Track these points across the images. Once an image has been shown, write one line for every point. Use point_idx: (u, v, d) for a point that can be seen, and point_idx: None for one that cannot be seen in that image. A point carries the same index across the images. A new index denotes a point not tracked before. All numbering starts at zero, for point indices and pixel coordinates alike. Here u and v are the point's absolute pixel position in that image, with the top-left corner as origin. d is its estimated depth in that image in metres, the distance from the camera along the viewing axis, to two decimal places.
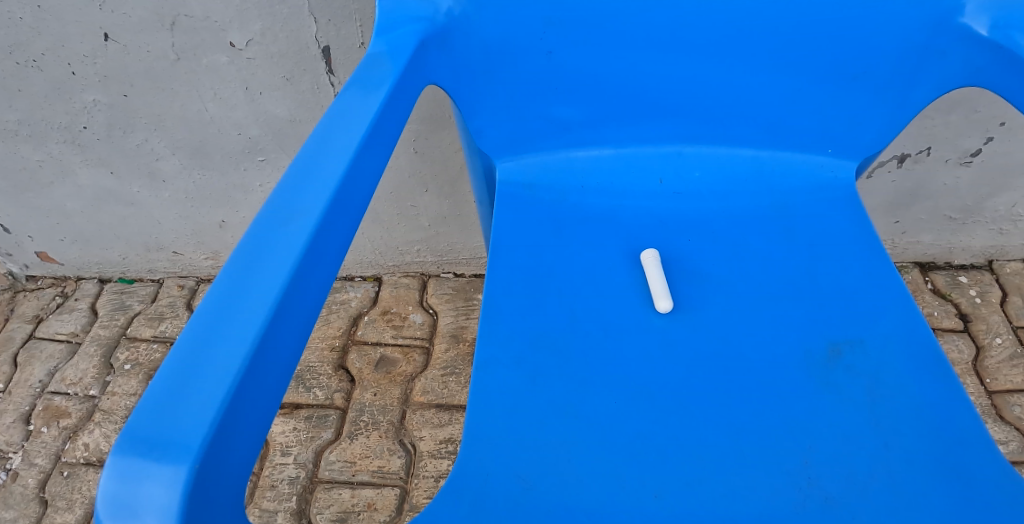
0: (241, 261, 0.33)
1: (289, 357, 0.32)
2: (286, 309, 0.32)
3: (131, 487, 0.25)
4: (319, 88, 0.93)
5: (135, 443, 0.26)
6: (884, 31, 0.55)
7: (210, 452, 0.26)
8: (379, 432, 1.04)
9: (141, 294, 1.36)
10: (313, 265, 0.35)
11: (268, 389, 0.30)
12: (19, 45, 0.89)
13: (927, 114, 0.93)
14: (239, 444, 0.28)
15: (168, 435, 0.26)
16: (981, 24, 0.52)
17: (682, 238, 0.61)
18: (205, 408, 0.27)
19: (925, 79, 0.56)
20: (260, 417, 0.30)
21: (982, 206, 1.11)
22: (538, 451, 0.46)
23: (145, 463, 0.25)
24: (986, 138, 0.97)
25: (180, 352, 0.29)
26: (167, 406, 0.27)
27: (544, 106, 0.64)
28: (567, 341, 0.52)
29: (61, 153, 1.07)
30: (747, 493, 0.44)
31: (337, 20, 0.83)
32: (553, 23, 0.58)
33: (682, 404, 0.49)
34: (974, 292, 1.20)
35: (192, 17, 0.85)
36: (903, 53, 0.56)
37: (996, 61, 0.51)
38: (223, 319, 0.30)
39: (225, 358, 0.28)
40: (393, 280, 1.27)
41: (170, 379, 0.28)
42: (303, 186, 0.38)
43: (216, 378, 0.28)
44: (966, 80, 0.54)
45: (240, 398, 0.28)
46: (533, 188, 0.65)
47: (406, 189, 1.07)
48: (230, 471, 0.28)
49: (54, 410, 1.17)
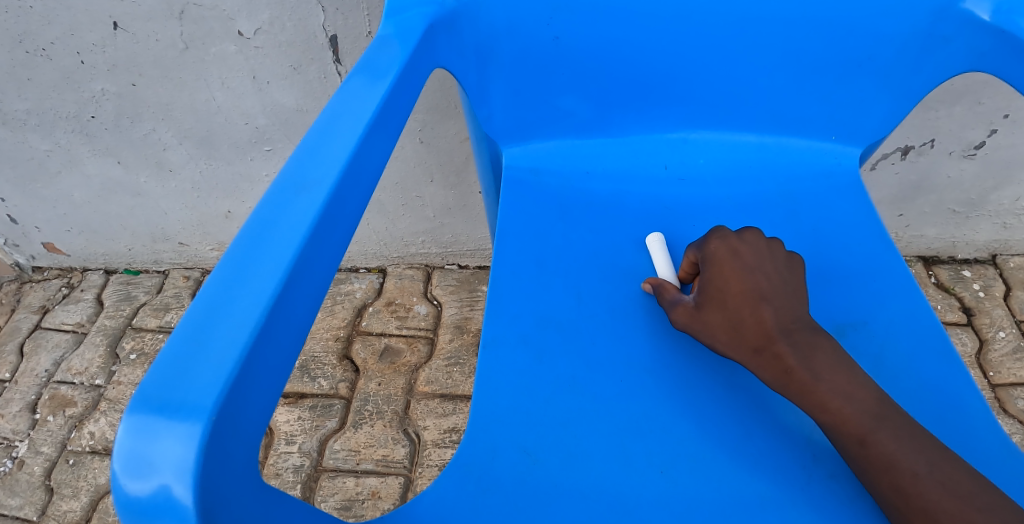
0: (258, 227, 0.34)
1: (302, 322, 0.33)
2: (299, 275, 0.32)
3: (147, 443, 0.25)
4: (327, 77, 0.93)
5: (150, 402, 0.26)
6: (892, 20, 0.56)
7: (226, 410, 0.27)
8: (384, 422, 1.04)
9: (147, 285, 1.37)
10: (325, 235, 0.35)
11: (283, 351, 0.31)
12: (29, 34, 0.90)
13: (931, 106, 0.94)
14: (254, 402, 0.29)
15: (183, 393, 0.26)
16: (984, 9, 0.52)
17: (686, 223, 0.62)
18: (221, 366, 0.27)
19: (930, 66, 0.57)
20: (273, 380, 0.30)
21: (985, 200, 1.11)
22: (544, 427, 0.46)
23: (161, 420, 0.25)
24: (990, 130, 0.97)
25: (195, 313, 0.29)
26: (182, 363, 0.27)
27: (551, 93, 0.64)
28: (572, 322, 0.52)
29: (68, 143, 1.08)
30: (753, 469, 0.44)
31: (345, 9, 0.83)
32: (561, 9, 0.59)
33: (686, 383, 0.49)
34: (977, 286, 1.20)
35: (201, 5, 0.85)
36: (906, 40, 0.56)
37: (1000, 46, 0.52)
38: (240, 283, 0.30)
39: (241, 319, 0.29)
40: (398, 272, 1.27)
41: (186, 338, 0.28)
42: (316, 159, 0.39)
43: (231, 338, 0.28)
44: (970, 66, 0.55)
45: (255, 356, 0.29)
46: (539, 173, 0.66)
47: (412, 180, 1.08)
48: (247, 428, 0.28)
49: (61, 399, 1.18)
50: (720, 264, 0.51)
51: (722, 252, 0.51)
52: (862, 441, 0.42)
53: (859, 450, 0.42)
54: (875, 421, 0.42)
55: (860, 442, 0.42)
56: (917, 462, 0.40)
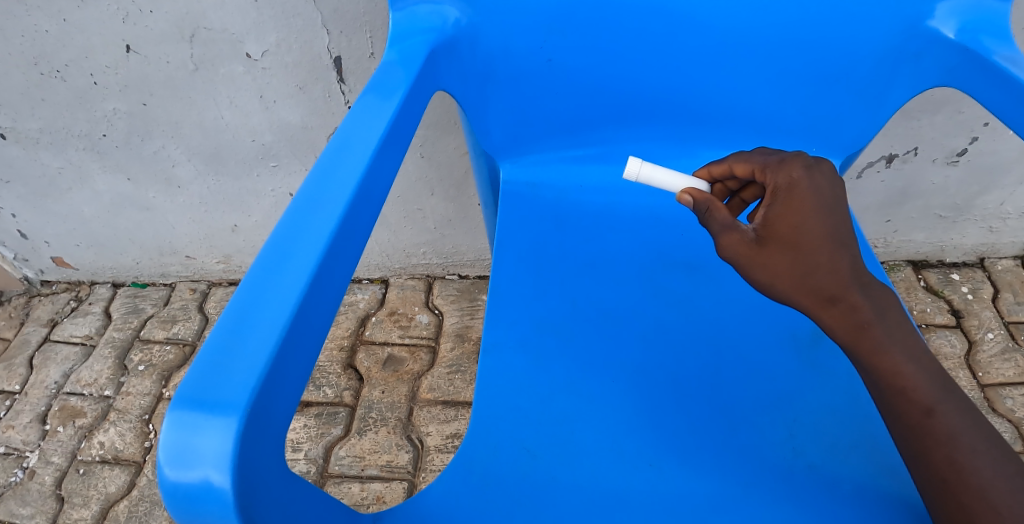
0: (282, 240, 0.37)
1: (322, 326, 0.36)
2: (320, 283, 0.35)
3: (190, 434, 0.28)
4: (331, 95, 0.97)
5: (191, 399, 0.29)
6: (867, 37, 0.59)
7: (258, 406, 0.30)
8: (388, 428, 1.07)
9: (154, 298, 1.39)
10: (343, 245, 0.38)
11: (306, 353, 0.34)
12: (44, 56, 0.94)
13: (913, 114, 0.97)
14: (282, 399, 0.32)
15: (220, 391, 0.29)
16: (949, 27, 0.56)
17: (676, 232, 0.65)
18: (252, 367, 0.30)
19: (903, 80, 0.60)
20: (298, 379, 0.33)
21: (971, 205, 1.15)
22: (543, 425, 0.49)
23: (202, 415, 0.29)
24: (971, 138, 1.01)
25: (227, 320, 0.32)
26: (219, 364, 0.30)
27: (547, 109, 0.68)
28: (568, 327, 0.56)
29: (80, 160, 1.12)
30: (738, 462, 0.48)
31: (348, 31, 0.88)
32: (553, 32, 0.63)
33: (677, 383, 0.52)
34: (966, 289, 1.23)
35: (210, 29, 0.89)
36: (879, 57, 0.60)
37: (966, 61, 0.55)
38: (267, 291, 0.33)
39: (269, 324, 0.32)
40: (400, 282, 1.30)
41: (220, 342, 0.31)
42: (332, 175, 0.41)
43: (261, 342, 0.31)
44: (941, 80, 0.58)
45: (283, 357, 0.32)
46: (535, 187, 0.70)
47: (414, 193, 1.11)
48: (276, 421, 0.31)
49: (70, 410, 1.20)
50: (799, 199, 0.44)
51: (805, 187, 0.45)
52: (930, 411, 0.40)
53: (923, 419, 0.40)
54: (943, 392, 0.41)
55: (927, 411, 0.40)
56: (976, 439, 0.39)
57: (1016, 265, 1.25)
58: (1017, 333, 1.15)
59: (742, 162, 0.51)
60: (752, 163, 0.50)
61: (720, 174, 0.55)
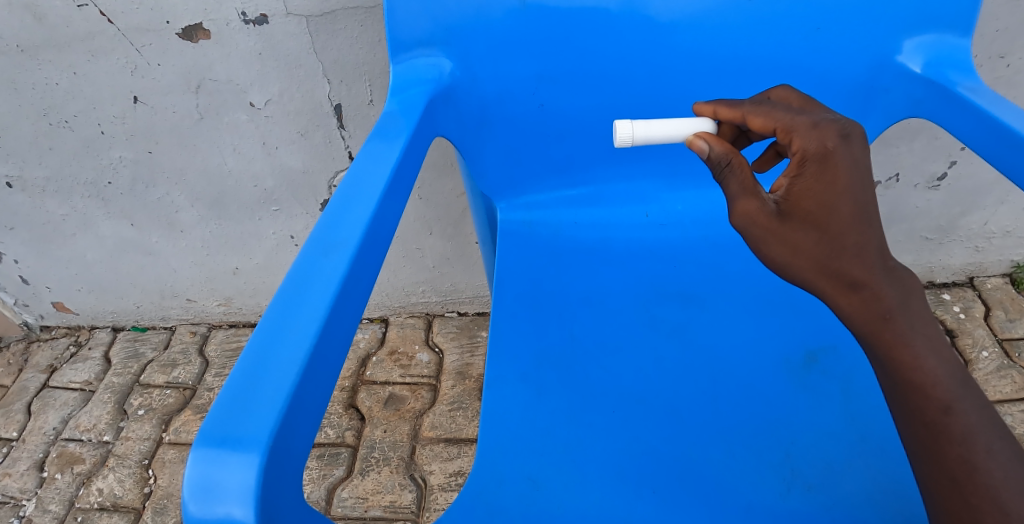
0: (296, 282, 0.38)
1: (336, 364, 0.37)
2: (333, 323, 0.37)
3: (215, 470, 0.29)
4: (331, 141, 1.00)
5: (214, 436, 0.30)
6: (836, 76, 0.65)
7: (277, 441, 0.31)
8: (390, 468, 1.06)
9: (153, 342, 1.40)
10: (354, 284, 0.40)
11: (322, 390, 0.35)
12: (54, 108, 0.97)
13: (892, 142, 1.01)
14: (300, 435, 0.33)
15: (241, 429, 0.31)
16: (916, 62, 0.62)
17: (670, 263, 0.67)
18: (272, 405, 0.32)
19: (876, 112, 0.66)
20: (314, 415, 0.34)
21: (956, 226, 1.18)
22: (546, 458, 0.50)
23: (226, 451, 0.30)
24: (950, 162, 1.05)
25: (246, 361, 0.33)
26: (240, 402, 0.32)
27: (542, 151, 0.71)
28: (568, 359, 0.57)
29: (84, 207, 1.14)
30: (738, 488, 0.49)
31: (348, 80, 0.92)
32: (545, 80, 0.66)
33: (676, 410, 0.53)
34: (958, 308, 1.23)
35: (216, 80, 0.93)
36: (851, 91, 0.65)
37: (931, 93, 0.61)
38: (284, 330, 0.35)
39: (286, 364, 0.33)
40: (399, 321, 1.31)
41: (240, 383, 0.32)
42: (341, 219, 0.43)
43: (279, 380, 0.32)
44: (910, 111, 0.63)
45: (302, 392, 0.33)
46: (531, 225, 0.72)
47: (412, 233, 1.14)
48: (296, 454, 0.33)
49: (69, 456, 1.20)
50: (836, 173, 0.43)
51: (844, 161, 0.43)
52: (948, 409, 0.39)
53: (942, 418, 0.39)
54: (962, 389, 0.39)
55: (945, 409, 0.39)
56: (992, 439, 0.38)
57: (1004, 283, 1.27)
58: (1011, 350, 1.15)
59: (763, 115, 0.49)
60: (777, 119, 0.47)
61: (728, 116, 0.53)
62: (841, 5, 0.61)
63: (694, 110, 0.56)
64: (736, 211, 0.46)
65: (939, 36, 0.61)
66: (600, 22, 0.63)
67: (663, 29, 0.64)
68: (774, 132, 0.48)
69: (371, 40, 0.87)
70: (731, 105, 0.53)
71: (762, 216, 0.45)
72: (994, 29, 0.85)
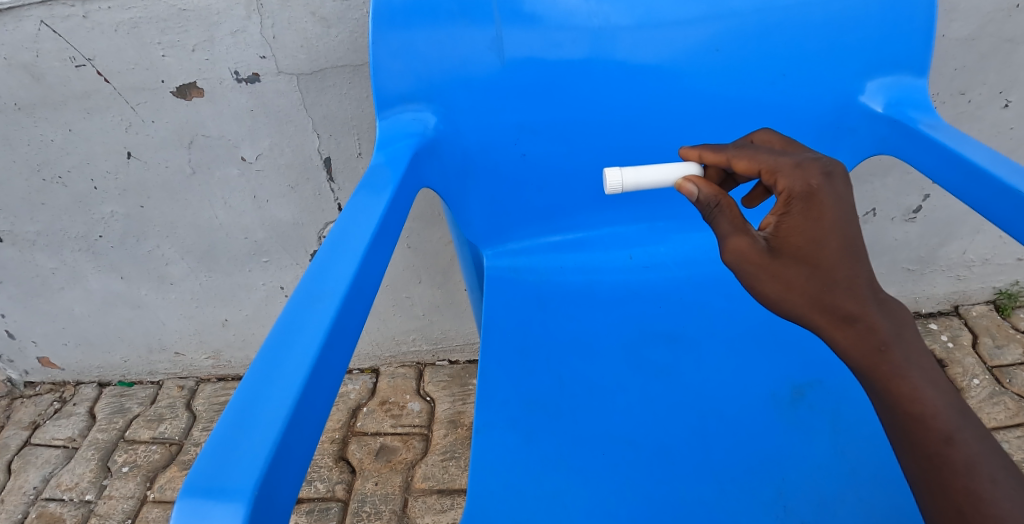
0: (282, 332, 0.38)
1: (322, 413, 0.37)
2: (319, 372, 0.37)
3: (199, 523, 0.29)
4: (321, 193, 1.02)
5: (198, 488, 0.30)
6: (806, 117, 0.67)
7: (262, 492, 0.31)
8: (382, 522, 1.04)
9: (140, 396, 1.38)
10: (341, 333, 0.40)
11: (307, 439, 0.35)
12: (47, 164, 0.98)
13: (866, 179, 1.04)
14: (285, 485, 0.33)
15: (226, 480, 0.30)
16: (878, 102, 0.65)
17: (654, 305, 0.68)
18: (257, 454, 0.32)
19: (844, 150, 0.68)
20: (299, 465, 0.34)
21: (936, 256, 1.20)
22: (536, 503, 0.50)
23: (210, 503, 0.30)
24: (923, 196, 1.08)
25: (232, 412, 0.34)
26: (224, 452, 0.32)
27: (527, 198, 0.72)
28: (557, 404, 0.57)
29: (74, 261, 1.14)
30: None
31: (337, 134, 0.94)
32: (527, 130, 0.68)
33: (666, 451, 0.53)
34: (946, 337, 1.24)
35: (208, 136, 0.95)
36: (819, 130, 0.68)
37: (895, 131, 0.63)
38: (270, 382, 0.35)
39: (272, 413, 0.33)
40: (390, 370, 1.30)
41: (226, 434, 0.33)
42: (328, 271, 0.44)
43: (265, 430, 0.33)
44: (877, 148, 0.66)
45: (287, 443, 0.33)
46: (517, 271, 0.73)
47: (402, 281, 1.14)
48: (281, 504, 0.32)
49: (49, 517, 1.16)
50: (822, 209, 0.44)
51: (828, 197, 0.45)
52: (949, 439, 0.39)
53: (944, 448, 0.39)
54: (961, 418, 0.40)
55: (946, 440, 0.39)
56: (995, 468, 0.39)
57: (989, 310, 1.28)
58: (1002, 377, 1.16)
59: (747, 158, 0.50)
60: (761, 161, 0.49)
61: (714, 161, 0.55)
62: (807, 53, 0.65)
63: (681, 154, 0.58)
64: (727, 249, 0.47)
65: (897, 78, 0.64)
66: (578, 75, 0.66)
67: (640, 79, 0.67)
68: (760, 174, 0.49)
69: (359, 95, 0.90)
70: (716, 150, 0.55)
71: (753, 253, 0.46)
72: (952, 68, 0.89)
